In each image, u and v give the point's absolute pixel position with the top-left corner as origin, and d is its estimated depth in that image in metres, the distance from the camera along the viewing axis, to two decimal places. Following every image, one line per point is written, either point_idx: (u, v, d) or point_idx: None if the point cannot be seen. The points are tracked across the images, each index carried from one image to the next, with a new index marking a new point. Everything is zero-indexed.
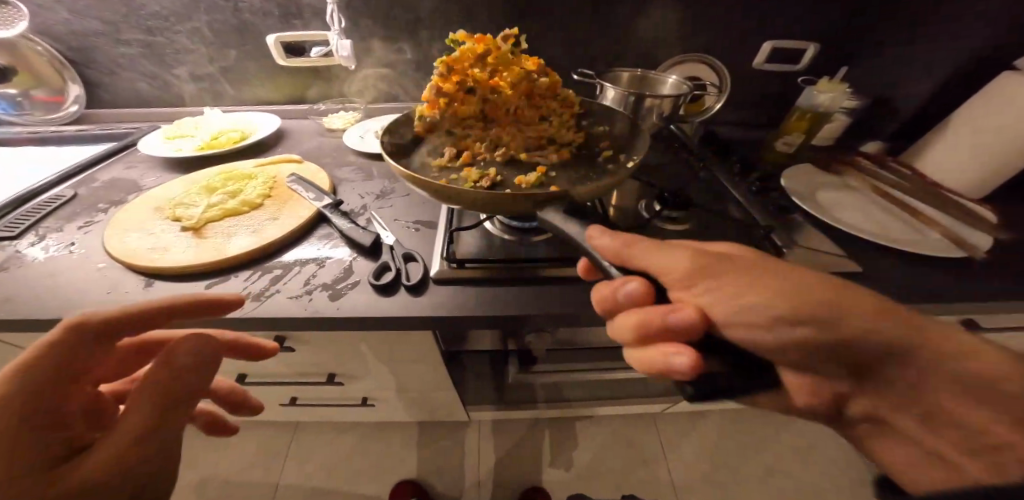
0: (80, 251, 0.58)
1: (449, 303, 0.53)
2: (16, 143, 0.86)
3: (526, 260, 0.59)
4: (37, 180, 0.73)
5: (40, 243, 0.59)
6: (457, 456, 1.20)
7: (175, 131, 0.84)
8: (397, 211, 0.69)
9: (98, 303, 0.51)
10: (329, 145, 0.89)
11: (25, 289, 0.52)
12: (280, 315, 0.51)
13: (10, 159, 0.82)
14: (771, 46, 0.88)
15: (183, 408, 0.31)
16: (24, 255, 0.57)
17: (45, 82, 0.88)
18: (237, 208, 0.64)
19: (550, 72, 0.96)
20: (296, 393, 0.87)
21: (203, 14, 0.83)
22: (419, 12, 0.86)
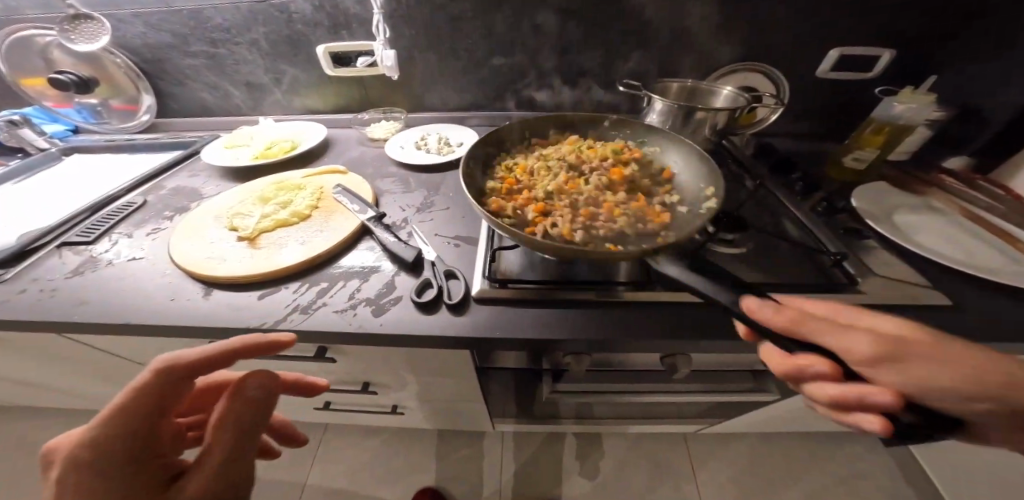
0: (148, 257, 0.62)
1: (489, 325, 0.52)
2: (95, 150, 0.94)
3: (570, 282, 0.56)
4: (112, 187, 0.79)
5: (113, 248, 0.64)
6: (477, 464, 1.20)
7: (233, 141, 0.89)
8: (438, 227, 0.69)
9: (163, 308, 0.54)
10: (371, 154, 0.91)
11: (100, 293, 0.56)
12: (327, 329, 0.52)
13: (91, 166, 0.89)
14: (842, 52, 0.80)
15: (252, 437, 0.35)
16: (99, 260, 0.62)
17: (122, 92, 0.95)
18: (289, 218, 0.67)
19: (593, 81, 0.93)
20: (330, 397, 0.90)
21: (261, 26, 0.86)
22: (466, 20, 0.86)
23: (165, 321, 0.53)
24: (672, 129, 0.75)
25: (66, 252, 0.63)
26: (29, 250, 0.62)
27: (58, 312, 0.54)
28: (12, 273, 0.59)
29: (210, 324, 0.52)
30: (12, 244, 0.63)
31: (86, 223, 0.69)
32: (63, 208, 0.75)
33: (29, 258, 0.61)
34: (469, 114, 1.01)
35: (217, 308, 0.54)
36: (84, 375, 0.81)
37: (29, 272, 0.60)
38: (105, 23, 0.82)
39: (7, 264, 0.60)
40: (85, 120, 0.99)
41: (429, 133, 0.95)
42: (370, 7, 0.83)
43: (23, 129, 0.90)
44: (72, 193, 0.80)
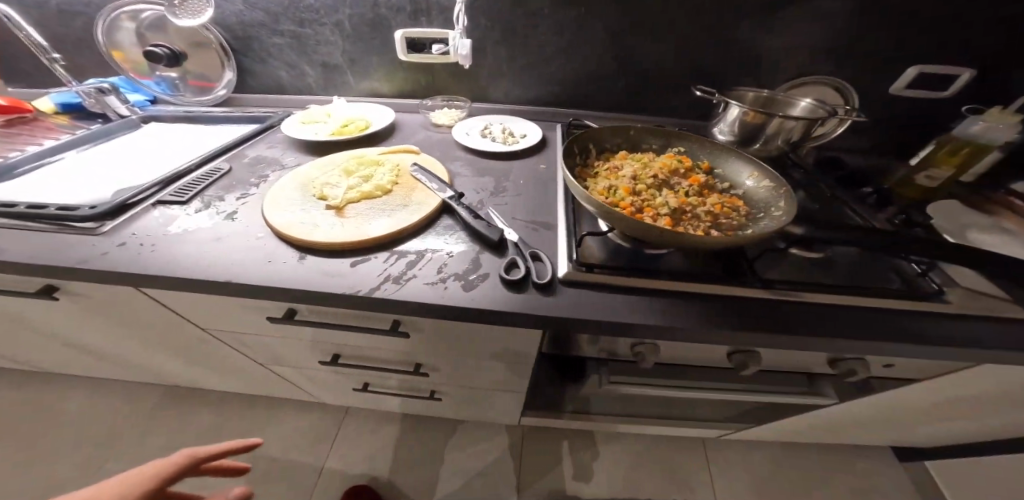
0: (241, 220, 0.64)
1: (582, 307, 0.54)
2: (170, 119, 0.97)
3: (656, 274, 0.57)
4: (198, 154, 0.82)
5: (204, 210, 0.66)
6: (498, 455, 1.22)
7: (309, 116, 0.92)
8: (514, 212, 0.71)
9: (263, 269, 0.56)
10: (437, 140, 0.93)
11: (201, 252, 0.59)
12: (425, 298, 0.54)
13: (169, 133, 0.93)
14: (916, 69, 0.82)
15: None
16: (193, 220, 0.64)
17: (206, 66, 0.99)
18: (373, 191, 0.69)
19: (659, 85, 0.95)
20: (371, 379, 0.94)
21: (348, 8, 0.89)
22: (544, 15, 0.87)
23: (267, 281, 0.55)
24: (746, 137, 0.75)
25: (160, 210, 0.65)
26: (127, 205, 0.64)
27: (164, 267, 0.56)
28: (112, 226, 0.61)
29: (310, 288, 0.54)
30: (110, 200, 0.65)
31: (175, 185, 0.71)
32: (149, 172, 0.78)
33: (127, 214, 0.63)
34: (530, 109, 1.03)
35: (314, 272, 0.57)
36: (145, 339, 0.83)
37: (129, 228, 0.61)
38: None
39: (109, 218, 0.62)
40: (162, 92, 1.03)
41: (491, 123, 0.96)
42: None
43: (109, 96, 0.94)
44: (156, 160, 0.83)
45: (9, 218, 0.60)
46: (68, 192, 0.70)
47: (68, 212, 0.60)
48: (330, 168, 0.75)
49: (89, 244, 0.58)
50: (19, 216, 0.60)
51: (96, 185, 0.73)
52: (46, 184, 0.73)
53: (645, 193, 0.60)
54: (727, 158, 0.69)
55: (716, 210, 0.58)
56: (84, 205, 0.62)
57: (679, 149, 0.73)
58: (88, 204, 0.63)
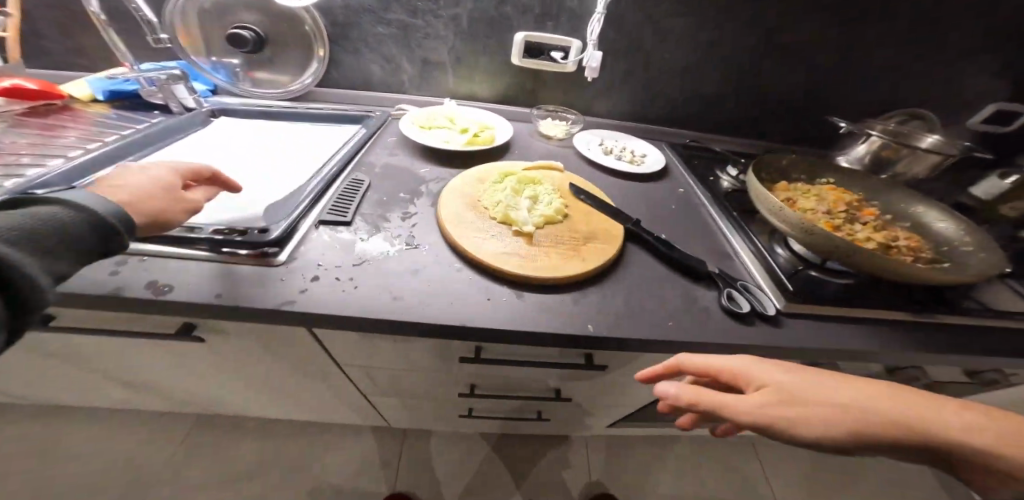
0: (427, 248, 0.60)
1: (808, 338, 0.56)
2: (255, 118, 0.91)
3: (858, 304, 0.61)
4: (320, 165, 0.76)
5: (377, 235, 0.60)
6: (572, 475, 1.14)
7: (429, 122, 0.85)
8: (686, 236, 0.71)
9: (485, 309, 0.53)
10: (556, 149, 0.90)
11: (406, 288, 0.54)
12: (661, 332, 0.53)
13: (263, 134, 0.87)
14: (975, 102, 0.95)
15: None
16: (373, 248, 0.58)
17: (291, 52, 0.89)
18: (553, 214, 0.65)
19: (763, 106, 0.98)
20: (479, 404, 0.87)
21: (472, 3, 0.84)
22: (677, 30, 0.86)
23: (498, 323, 0.52)
24: (876, 165, 0.83)
25: (327, 232, 0.60)
26: (293, 226, 0.59)
27: (372, 305, 0.51)
28: (286, 254, 0.56)
29: (545, 328, 0.52)
30: (270, 223, 0.59)
31: (325, 203, 0.65)
32: (271, 183, 0.71)
33: (297, 239, 0.58)
34: (631, 124, 1.01)
35: (540, 310, 0.54)
36: (241, 376, 0.70)
37: (305, 256, 0.56)
38: None
39: (281, 243, 0.56)
40: (224, 81, 0.93)
41: (605, 138, 0.94)
42: (591, 4, 0.84)
43: (176, 86, 0.84)
44: (264, 168, 0.76)
45: (170, 243, 0.54)
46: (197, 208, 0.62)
47: (240, 238, 0.55)
48: (490, 188, 0.69)
49: (274, 277, 0.52)
50: (182, 240, 0.55)
51: (221, 195, 0.65)
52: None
53: (838, 228, 0.63)
54: (879, 192, 0.75)
55: (905, 242, 0.63)
56: (248, 230, 0.56)
57: (825, 182, 0.78)
58: (251, 228, 0.57)
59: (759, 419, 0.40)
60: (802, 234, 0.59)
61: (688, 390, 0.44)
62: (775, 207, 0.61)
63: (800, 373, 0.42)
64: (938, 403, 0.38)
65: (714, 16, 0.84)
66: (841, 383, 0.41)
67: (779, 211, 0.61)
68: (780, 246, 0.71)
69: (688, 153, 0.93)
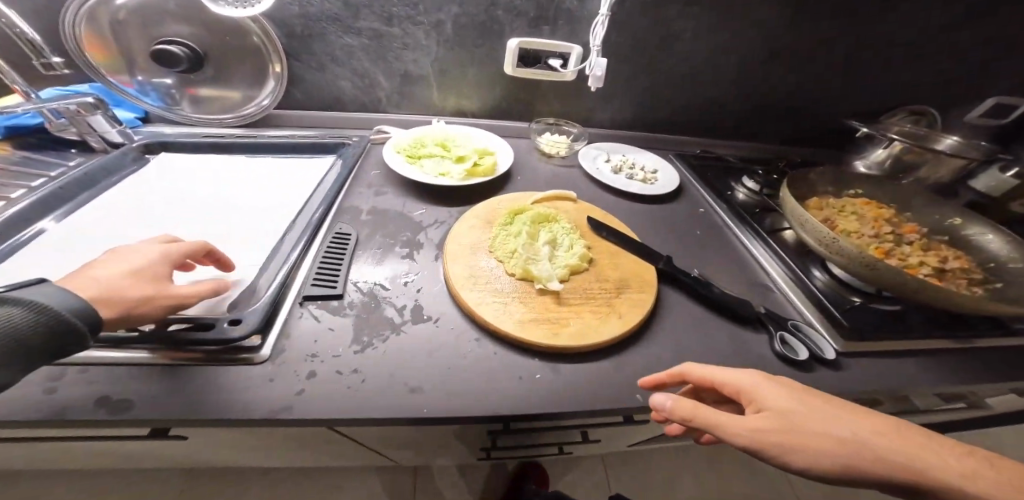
0: (440, 319, 0.51)
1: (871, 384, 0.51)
2: (204, 150, 0.77)
3: (918, 332, 0.56)
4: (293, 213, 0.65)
5: (377, 305, 0.51)
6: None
7: (414, 152, 0.72)
8: (722, 269, 0.65)
9: (523, 392, 0.44)
10: (561, 170, 0.81)
11: (423, 375, 0.44)
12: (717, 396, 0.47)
13: (215, 173, 0.73)
14: (975, 94, 0.94)
15: None
16: (376, 324, 0.49)
17: (241, 71, 0.75)
18: (579, 262, 0.57)
19: (772, 108, 0.93)
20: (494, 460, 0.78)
21: (456, 6, 0.72)
22: (686, 31, 0.78)
23: (540, 407, 0.43)
24: (896, 170, 0.79)
25: (314, 309, 0.50)
26: (273, 306, 0.49)
27: (382, 404, 0.41)
28: (269, 347, 0.46)
29: (594, 407, 0.44)
30: (243, 305, 0.48)
31: (308, 269, 0.54)
32: (231, 240, 0.58)
33: (278, 326, 0.47)
34: (637, 134, 0.93)
35: (585, 385, 0.46)
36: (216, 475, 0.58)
37: (291, 346, 0.46)
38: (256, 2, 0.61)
39: (260, 333, 0.46)
40: (155, 105, 0.78)
41: (611, 153, 0.86)
42: (592, 4, 0.74)
43: (92, 117, 0.68)
44: (222, 220, 0.63)
45: (111, 348, 0.43)
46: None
47: (205, 335, 0.44)
48: (502, 234, 0.60)
49: (253, 383, 0.42)
50: (129, 342, 0.43)
51: None
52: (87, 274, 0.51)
53: (886, 253, 0.59)
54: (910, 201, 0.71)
55: (956, 266, 0.59)
56: (215, 319, 0.46)
57: (852, 191, 0.73)
58: (218, 317, 0.46)
59: (748, 443, 0.36)
60: (858, 263, 0.54)
61: (684, 404, 0.38)
62: (825, 235, 0.56)
63: (798, 398, 0.38)
64: (926, 442, 0.36)
65: (724, 14, 0.77)
66: (830, 407, 0.37)
67: (830, 239, 0.56)
68: (820, 270, 0.66)
69: (701, 165, 0.87)
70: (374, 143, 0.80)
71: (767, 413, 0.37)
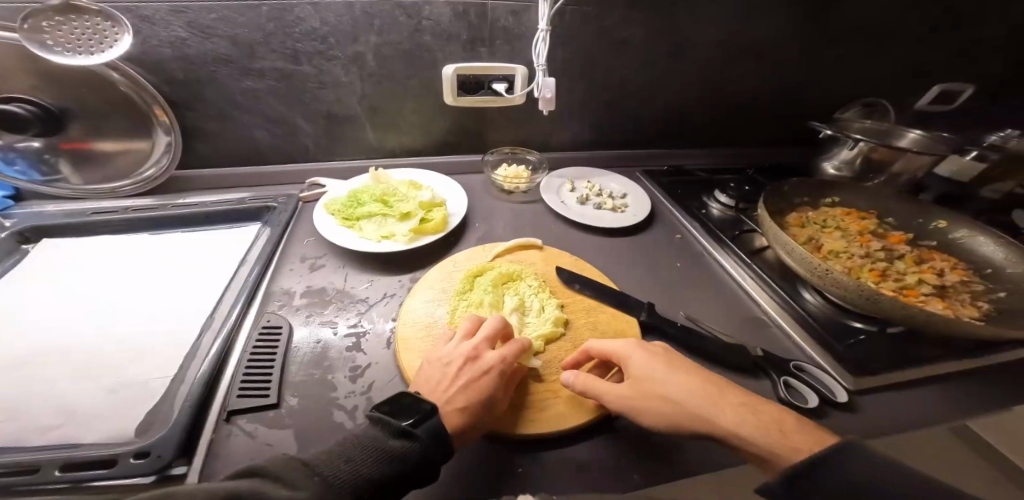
0: None
1: (898, 419, 0.43)
2: (82, 229, 0.63)
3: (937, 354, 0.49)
4: (208, 302, 0.53)
5: (314, 413, 0.40)
6: None
7: (348, 210, 0.63)
8: (708, 303, 0.57)
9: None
10: (520, 208, 0.73)
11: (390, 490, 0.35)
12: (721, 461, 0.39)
13: (109, 255, 0.60)
14: (925, 78, 0.93)
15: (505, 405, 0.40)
16: (316, 436, 0.38)
17: (120, 131, 0.63)
18: (553, 328, 0.49)
19: (733, 110, 0.88)
20: None
21: (375, 36, 0.63)
22: (633, 38, 0.72)
23: None
24: (861, 170, 0.77)
25: (245, 424, 0.39)
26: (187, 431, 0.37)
27: None
28: (199, 469, 0.35)
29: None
30: (154, 427, 0.37)
31: (235, 373, 0.43)
32: (120, 348, 0.47)
33: (207, 445, 0.37)
34: (598, 154, 0.86)
35: (569, 476, 0.37)
36: None
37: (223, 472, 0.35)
38: (115, 45, 0.52)
39: (186, 455, 0.36)
40: (25, 178, 0.63)
41: (574, 179, 0.79)
42: (528, 20, 0.66)
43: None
44: (122, 320, 0.51)
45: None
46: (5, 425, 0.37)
47: (107, 474, 0.33)
48: (462, 306, 0.51)
49: None
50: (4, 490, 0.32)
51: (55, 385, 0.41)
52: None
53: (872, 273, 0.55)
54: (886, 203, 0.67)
55: (951, 284, 0.54)
56: (117, 453, 0.35)
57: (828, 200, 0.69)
58: (121, 449, 0.35)
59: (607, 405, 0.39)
60: (848, 294, 0.47)
61: (575, 377, 0.41)
62: (810, 261, 0.50)
63: (662, 367, 0.41)
64: (746, 405, 0.37)
65: (669, 17, 0.71)
66: (683, 377, 0.40)
67: (815, 266, 0.49)
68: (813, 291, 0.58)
69: (672, 183, 0.81)
70: (306, 200, 0.70)
71: (630, 379, 0.40)
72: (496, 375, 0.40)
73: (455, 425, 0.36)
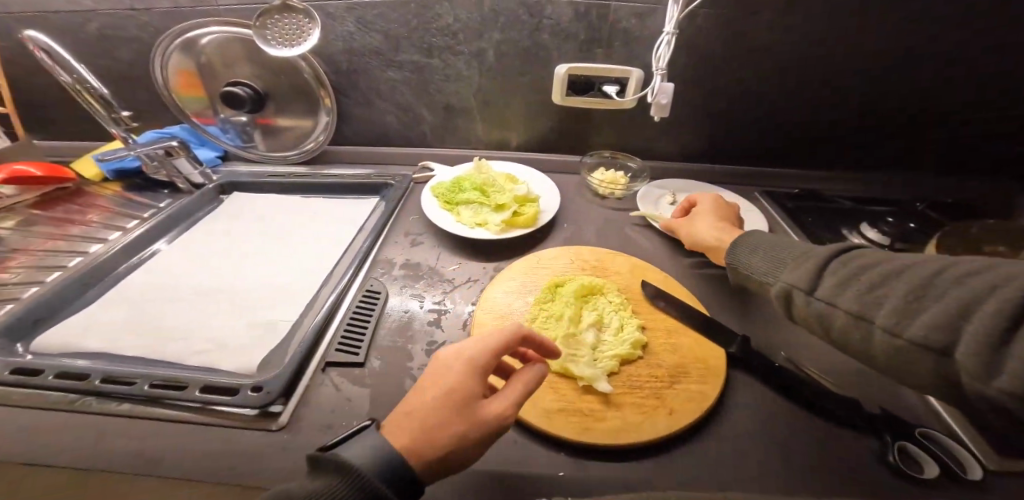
0: None
1: None
2: (258, 189, 0.81)
3: None
4: (330, 263, 0.64)
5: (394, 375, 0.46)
6: None
7: (450, 196, 0.69)
8: (822, 348, 0.49)
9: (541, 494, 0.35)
10: (613, 215, 0.71)
11: None
12: None
13: (275, 211, 0.77)
14: None
15: (475, 406, 0.32)
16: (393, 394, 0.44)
17: (292, 109, 0.78)
18: (630, 351, 0.47)
19: (898, 129, 0.73)
20: None
21: (498, 32, 0.67)
22: (775, 42, 0.64)
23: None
24: None
25: (335, 377, 0.46)
26: (289, 380, 0.44)
27: None
28: (290, 412, 0.42)
29: None
30: (269, 368, 0.47)
31: (335, 331, 0.51)
32: (262, 293, 0.59)
33: (301, 393, 0.44)
34: (709, 167, 0.79)
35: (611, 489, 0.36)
36: None
37: (310, 415, 0.42)
38: (310, 36, 0.64)
39: (285, 398, 0.43)
40: (232, 143, 0.84)
41: (675, 191, 0.74)
42: (653, 20, 0.64)
43: (177, 159, 0.75)
44: (267, 270, 0.64)
45: (141, 407, 0.42)
46: (179, 345, 0.50)
47: (227, 401, 0.42)
48: (541, 316, 0.51)
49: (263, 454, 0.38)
50: (161, 400, 0.43)
51: (215, 319, 0.55)
52: (139, 329, 0.53)
53: None
54: None
55: None
56: (238, 385, 0.44)
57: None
58: (241, 382, 0.44)
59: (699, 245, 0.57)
60: None
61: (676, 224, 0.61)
62: None
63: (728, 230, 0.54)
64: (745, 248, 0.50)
65: (826, 15, 0.61)
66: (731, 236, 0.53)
67: None
68: None
69: (800, 209, 0.71)
70: (417, 182, 0.78)
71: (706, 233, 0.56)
72: (470, 364, 0.34)
73: (396, 444, 0.29)
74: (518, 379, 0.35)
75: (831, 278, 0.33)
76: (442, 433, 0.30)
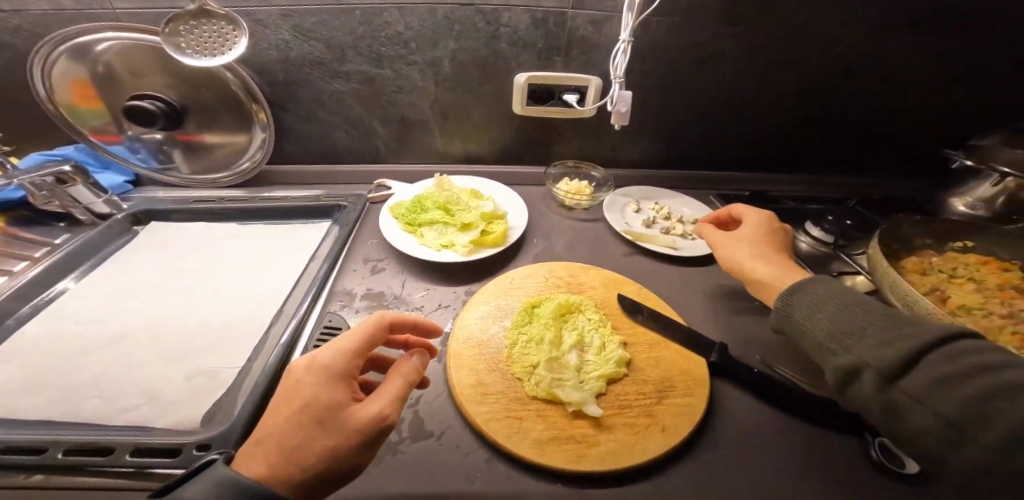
0: (448, 440, 0.39)
1: None
2: (183, 216, 0.71)
3: None
4: (278, 297, 0.56)
5: None
6: None
7: (411, 217, 0.64)
8: (792, 347, 0.50)
9: None
10: (581, 226, 0.71)
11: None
12: None
13: (206, 242, 0.67)
14: None
15: (344, 414, 0.30)
16: None
17: (220, 123, 0.68)
18: (615, 370, 0.45)
19: (830, 131, 0.79)
20: None
21: (453, 41, 0.64)
22: (724, 52, 0.66)
23: None
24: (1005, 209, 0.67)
25: None
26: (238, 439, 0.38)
27: None
28: None
29: None
30: (216, 419, 0.39)
31: None
32: (196, 336, 0.51)
33: None
34: (668, 173, 0.81)
35: None
36: None
37: None
38: (234, 44, 0.57)
39: None
40: (145, 165, 0.73)
41: (638, 198, 0.75)
42: (609, 30, 0.63)
43: (74, 187, 0.63)
44: (202, 307, 0.55)
45: (55, 478, 0.34)
46: (93, 408, 0.41)
47: (170, 463, 0.35)
48: (520, 340, 0.49)
49: None
50: (81, 467, 0.35)
51: (139, 371, 0.46)
52: (38, 391, 0.43)
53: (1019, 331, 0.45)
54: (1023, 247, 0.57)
55: None
56: (182, 443, 0.36)
57: (958, 242, 0.61)
58: (186, 439, 0.37)
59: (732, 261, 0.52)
60: None
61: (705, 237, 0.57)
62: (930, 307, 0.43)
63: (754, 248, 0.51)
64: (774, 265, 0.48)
65: (768, 27, 0.64)
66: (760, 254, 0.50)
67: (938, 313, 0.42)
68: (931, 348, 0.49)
69: None
70: (373, 202, 0.73)
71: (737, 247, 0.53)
72: (323, 373, 0.32)
73: (252, 474, 0.27)
74: (393, 374, 0.34)
75: (856, 317, 0.35)
76: (305, 447, 0.28)
